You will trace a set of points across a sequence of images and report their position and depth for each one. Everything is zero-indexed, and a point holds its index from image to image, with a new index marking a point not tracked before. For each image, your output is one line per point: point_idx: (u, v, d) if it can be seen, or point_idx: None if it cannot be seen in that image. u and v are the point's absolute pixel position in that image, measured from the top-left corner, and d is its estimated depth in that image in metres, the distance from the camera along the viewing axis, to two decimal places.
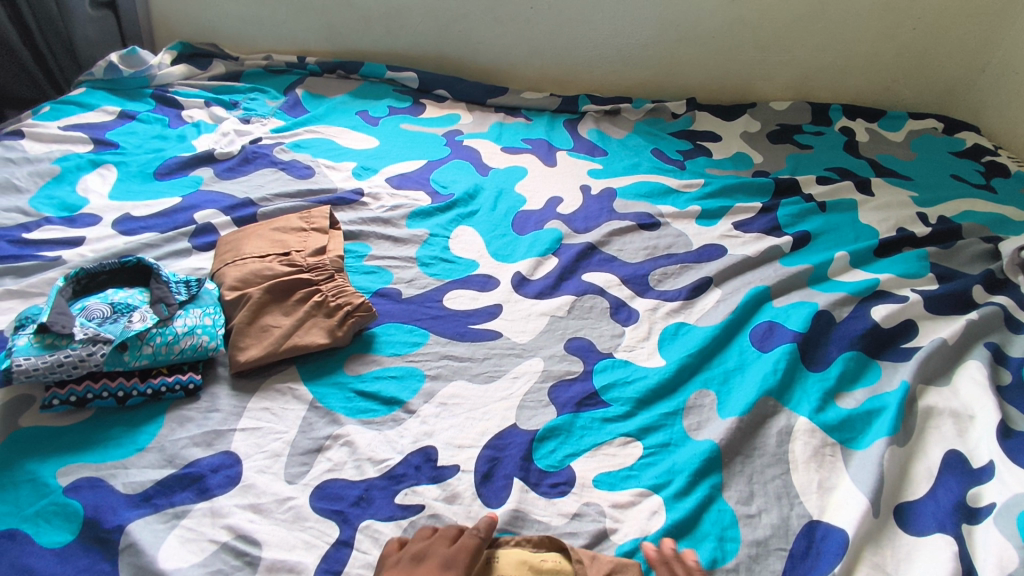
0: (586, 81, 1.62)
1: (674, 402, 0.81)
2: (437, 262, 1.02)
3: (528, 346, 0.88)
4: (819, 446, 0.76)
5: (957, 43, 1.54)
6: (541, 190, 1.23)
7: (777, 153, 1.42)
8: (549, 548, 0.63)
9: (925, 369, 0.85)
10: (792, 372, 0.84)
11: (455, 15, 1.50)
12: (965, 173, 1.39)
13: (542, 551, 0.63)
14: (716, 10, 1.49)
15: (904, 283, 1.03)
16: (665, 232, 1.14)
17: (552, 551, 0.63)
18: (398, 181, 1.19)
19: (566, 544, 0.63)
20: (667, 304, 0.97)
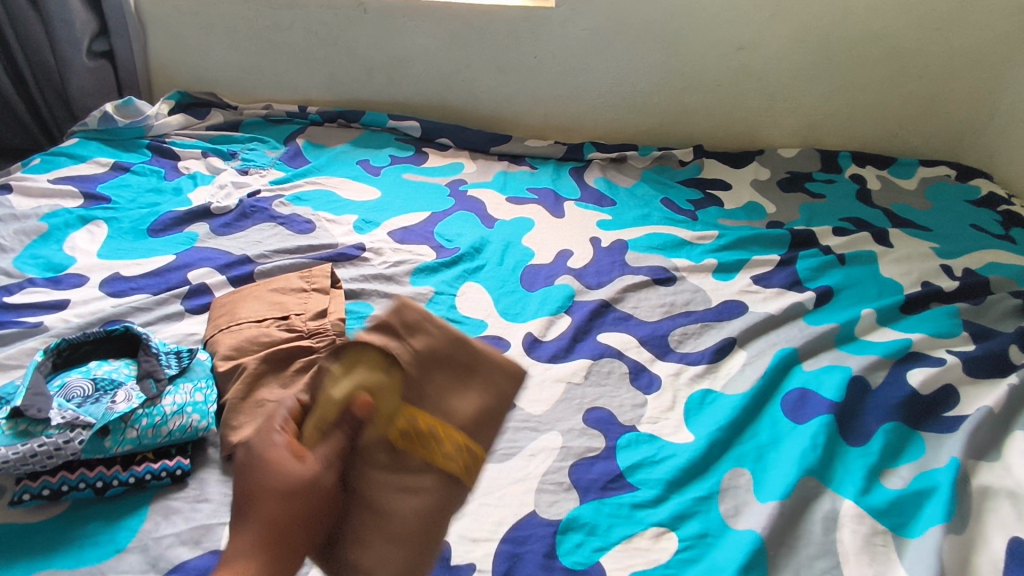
0: (590, 129, 1.59)
1: (707, 483, 0.74)
2: (444, 323, 0.96)
3: (544, 419, 0.81)
4: (869, 534, 0.69)
5: (964, 91, 1.55)
6: (550, 243, 1.18)
7: (790, 202, 1.39)
8: (374, 366, 0.61)
9: (973, 443, 0.80)
10: (831, 447, 0.78)
11: (458, 65, 1.48)
12: (984, 222, 1.36)
13: (371, 371, 0.61)
14: (720, 60, 1.49)
15: (937, 343, 0.98)
16: (681, 288, 1.09)
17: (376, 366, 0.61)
18: (401, 235, 1.15)
19: (385, 348, 0.61)
20: (689, 368, 0.91)
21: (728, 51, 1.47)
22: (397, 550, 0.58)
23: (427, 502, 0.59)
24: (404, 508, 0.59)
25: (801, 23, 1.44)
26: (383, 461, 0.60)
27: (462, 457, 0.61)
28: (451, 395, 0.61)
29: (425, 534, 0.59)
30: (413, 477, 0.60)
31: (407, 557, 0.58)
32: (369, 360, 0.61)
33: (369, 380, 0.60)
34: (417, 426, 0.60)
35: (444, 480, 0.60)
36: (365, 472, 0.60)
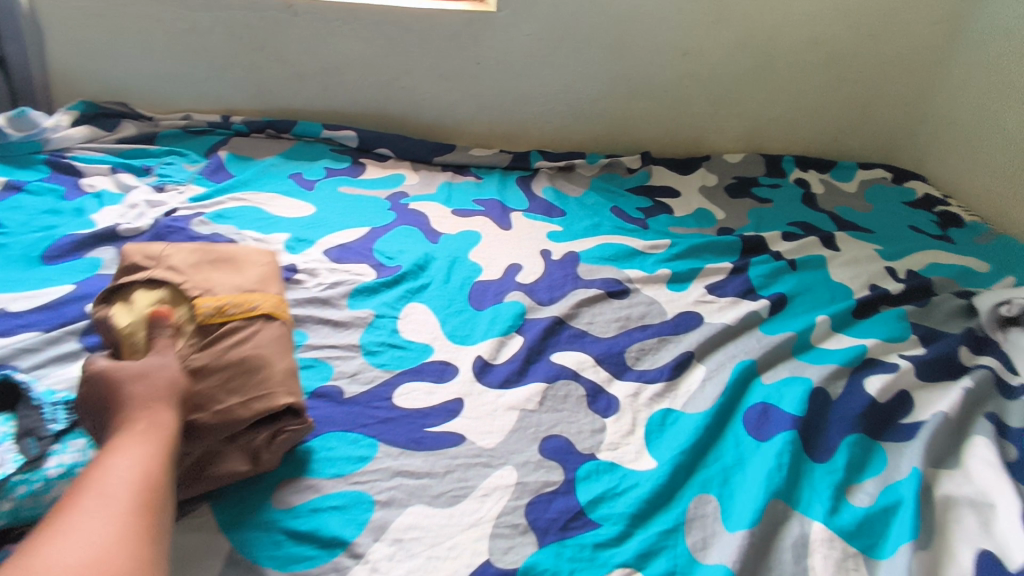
0: (537, 137, 1.54)
1: (673, 514, 0.69)
2: (385, 350, 0.87)
3: (497, 452, 0.74)
4: (841, 558, 0.66)
5: (895, 95, 1.60)
6: (499, 257, 1.12)
7: (738, 208, 1.38)
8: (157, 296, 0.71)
9: (933, 451, 0.79)
10: (797, 466, 0.75)
11: (396, 71, 1.40)
12: (922, 223, 1.39)
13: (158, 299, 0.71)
14: (666, 66, 1.47)
15: (890, 348, 0.97)
16: (636, 300, 1.05)
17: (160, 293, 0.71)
18: (338, 253, 1.04)
19: (159, 284, 0.72)
20: (648, 387, 0.87)
21: (673, 56, 1.46)
22: (269, 376, 0.68)
23: (267, 332, 0.72)
24: (247, 348, 0.69)
25: (744, 29, 1.44)
26: (203, 338, 0.68)
27: (271, 302, 0.76)
28: (234, 277, 0.78)
29: (282, 347, 0.72)
30: (241, 329, 0.70)
31: (284, 367, 0.70)
32: (145, 294, 0.71)
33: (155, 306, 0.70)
34: (208, 307, 0.71)
35: (266, 319, 0.73)
36: (192, 352, 0.67)
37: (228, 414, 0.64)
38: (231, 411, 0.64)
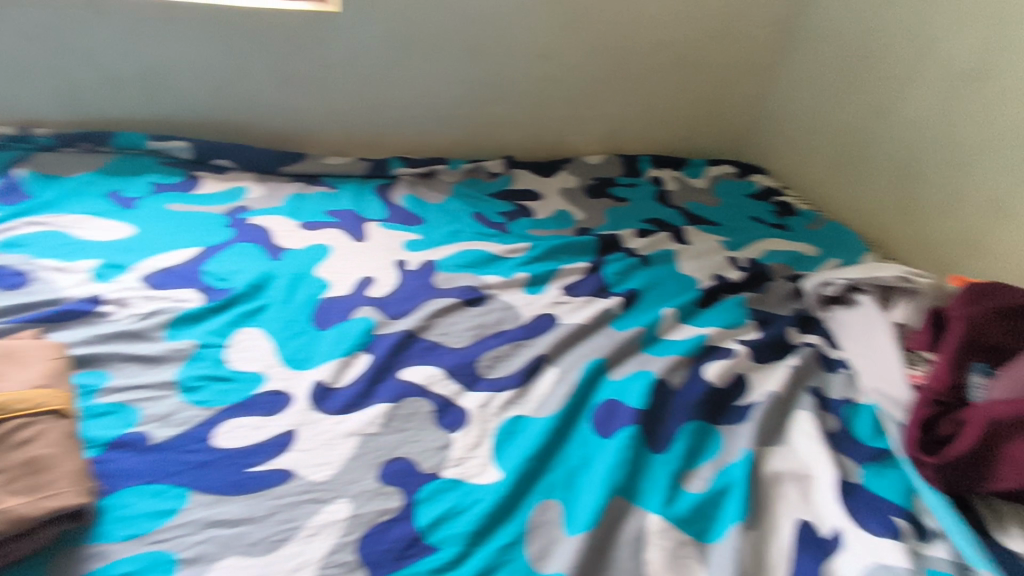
0: (396, 143, 1.49)
1: (515, 526, 0.68)
2: (208, 384, 0.78)
3: (331, 485, 0.69)
4: (674, 548, 0.68)
5: (738, 95, 1.72)
6: (349, 270, 1.05)
7: (596, 208, 1.42)
8: None
9: (762, 431, 0.83)
10: (637, 460, 0.76)
11: (233, 75, 1.29)
12: (762, 214, 1.50)
13: None
14: (522, 69, 1.48)
15: (728, 334, 1.03)
16: (492, 306, 1.03)
17: None
18: (158, 279, 0.94)
19: None
20: (500, 396, 0.85)
21: (528, 60, 1.47)
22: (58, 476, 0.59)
23: (58, 430, 0.62)
24: (33, 447, 0.59)
25: (594, 33, 1.48)
26: None
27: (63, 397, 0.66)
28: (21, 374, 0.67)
29: (74, 445, 0.62)
30: (25, 427, 0.60)
31: (76, 465, 0.60)
32: None
33: None
34: None
35: (58, 415, 0.64)
36: None
37: None
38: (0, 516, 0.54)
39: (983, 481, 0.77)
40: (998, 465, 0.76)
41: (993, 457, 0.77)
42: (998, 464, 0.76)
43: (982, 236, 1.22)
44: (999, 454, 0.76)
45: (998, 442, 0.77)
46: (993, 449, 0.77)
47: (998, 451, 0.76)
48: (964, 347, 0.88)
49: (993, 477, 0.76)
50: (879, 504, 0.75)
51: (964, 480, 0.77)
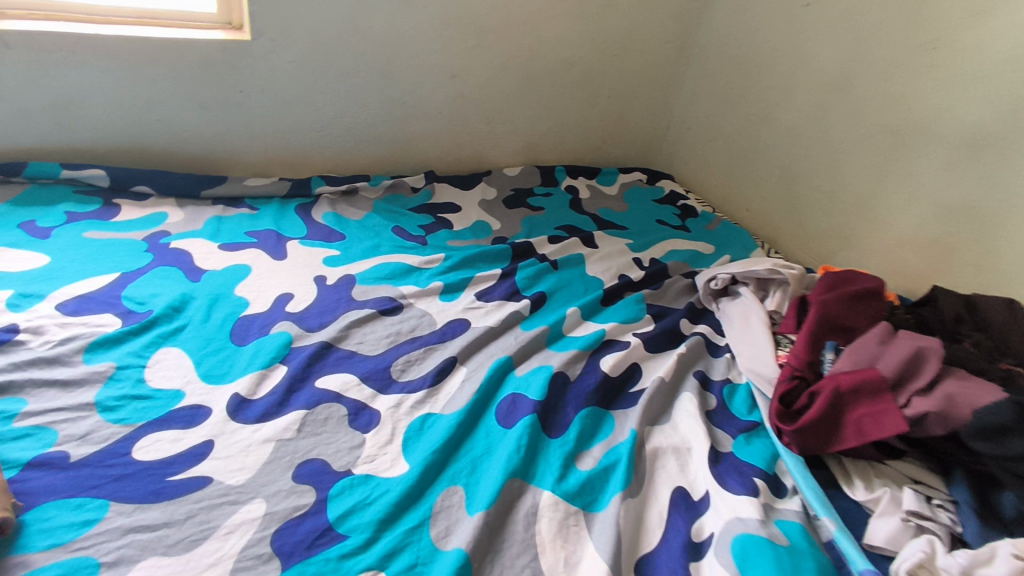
0: (319, 162, 1.55)
1: (421, 510, 0.75)
2: (126, 403, 0.82)
3: (246, 488, 0.74)
4: (564, 519, 0.76)
5: (642, 107, 1.85)
6: (269, 287, 1.10)
7: (513, 218, 1.51)
8: None
9: (649, 412, 0.94)
10: (534, 445, 0.85)
11: (148, 102, 1.32)
12: (666, 217, 1.64)
13: None
14: (436, 88, 1.56)
15: (626, 328, 1.13)
16: (408, 315, 1.10)
17: None
18: (75, 306, 0.96)
19: None
20: (411, 396, 0.92)
21: (442, 79, 1.55)
22: None
23: None
24: None
25: (502, 54, 1.58)
26: None
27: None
28: None
29: None
30: None
31: None
32: None
33: None
34: None
35: None
36: None
37: None
38: None
39: (830, 443, 0.88)
40: (843, 427, 0.87)
41: (838, 420, 0.88)
42: (842, 426, 0.87)
43: (849, 228, 1.37)
44: (843, 418, 0.88)
45: (842, 408, 0.88)
46: (837, 414, 0.88)
47: (843, 415, 0.88)
48: (819, 327, 1.01)
49: (838, 438, 0.87)
50: (744, 468, 0.86)
51: (815, 443, 0.88)
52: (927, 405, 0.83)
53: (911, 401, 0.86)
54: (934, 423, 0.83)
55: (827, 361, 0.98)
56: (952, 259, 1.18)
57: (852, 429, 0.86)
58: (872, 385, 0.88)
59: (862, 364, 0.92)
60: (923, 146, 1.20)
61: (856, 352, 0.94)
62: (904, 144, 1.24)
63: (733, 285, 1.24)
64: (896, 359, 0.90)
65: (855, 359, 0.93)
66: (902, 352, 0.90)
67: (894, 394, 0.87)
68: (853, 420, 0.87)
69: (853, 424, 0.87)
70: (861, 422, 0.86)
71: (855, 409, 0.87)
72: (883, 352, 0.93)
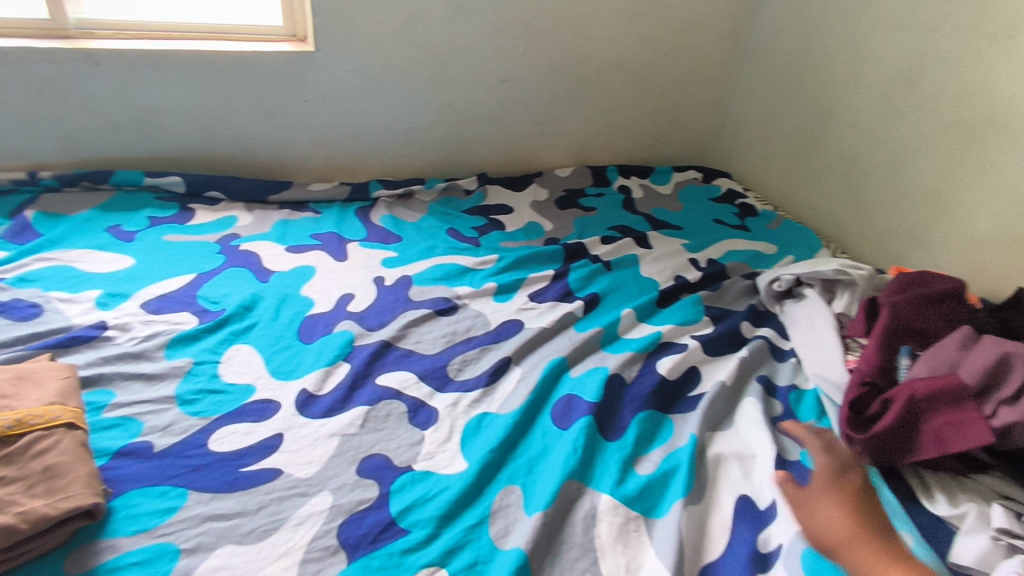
0: (376, 166, 1.59)
1: (480, 509, 0.76)
2: (203, 397, 0.87)
3: (313, 480, 0.77)
4: (623, 523, 0.76)
5: (698, 104, 1.82)
6: (331, 288, 1.14)
7: (566, 219, 1.51)
8: None
9: (709, 416, 0.92)
10: (591, 447, 0.85)
11: (219, 113, 1.39)
12: (723, 216, 1.59)
13: None
14: (489, 92, 1.57)
15: (683, 330, 1.11)
16: (463, 315, 1.12)
17: None
18: (156, 304, 1.03)
19: None
20: (467, 395, 0.93)
21: (494, 83, 1.56)
22: (72, 483, 0.66)
23: (70, 440, 0.70)
24: (49, 456, 0.68)
25: (555, 55, 1.58)
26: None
27: (72, 413, 0.74)
28: (31, 393, 0.74)
29: (83, 454, 0.70)
30: (40, 439, 0.69)
31: (87, 471, 0.68)
32: None
33: None
34: (7, 419, 0.69)
35: (70, 428, 0.72)
36: None
37: (18, 518, 0.61)
38: (24, 514, 0.62)
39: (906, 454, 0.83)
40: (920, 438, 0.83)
41: (915, 431, 0.83)
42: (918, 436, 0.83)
43: (920, 227, 1.30)
44: (920, 428, 0.83)
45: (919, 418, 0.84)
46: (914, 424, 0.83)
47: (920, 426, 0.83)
48: (890, 332, 0.97)
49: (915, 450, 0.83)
50: (812, 477, 0.83)
51: (889, 453, 0.84)
52: (1015, 414, 0.78)
53: (998, 410, 0.81)
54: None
55: (903, 367, 0.93)
56: None
57: (931, 441, 0.82)
58: (951, 394, 0.83)
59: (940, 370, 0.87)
60: (1003, 140, 1.13)
61: (933, 357, 0.89)
62: (981, 138, 1.17)
63: (797, 286, 1.19)
64: (978, 366, 0.84)
65: (931, 365, 0.88)
66: (986, 357, 0.84)
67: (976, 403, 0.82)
68: (932, 431, 0.82)
69: (930, 434, 0.82)
70: (940, 433, 0.82)
71: (935, 419, 0.83)
72: (964, 358, 0.88)
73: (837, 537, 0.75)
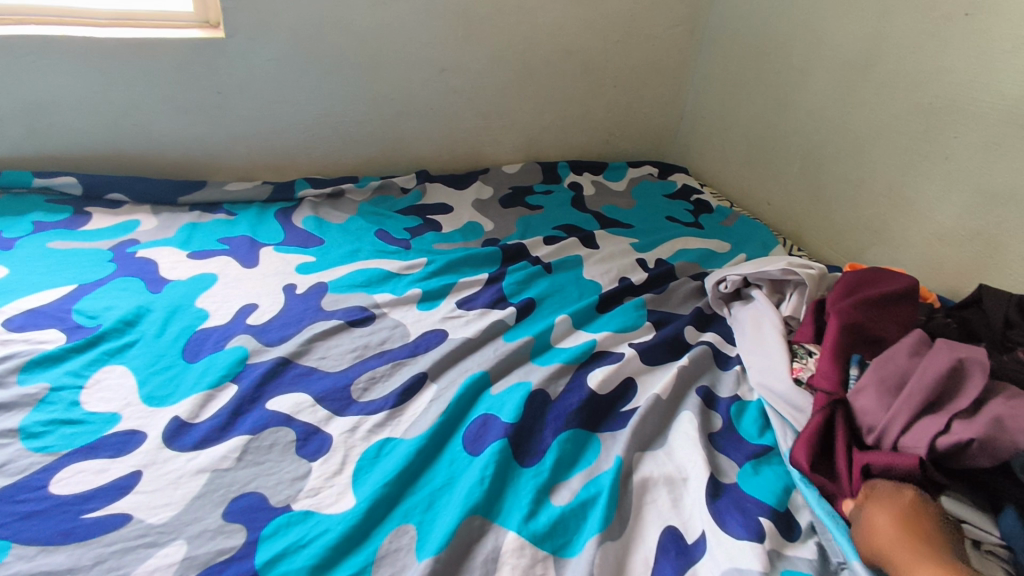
0: (306, 164, 1.47)
1: (362, 555, 0.65)
2: (55, 429, 0.75)
3: (168, 527, 0.66)
4: (529, 566, 0.66)
5: (653, 96, 1.73)
6: (233, 297, 1.02)
7: (508, 218, 1.41)
8: None
9: (639, 436, 0.82)
10: (502, 476, 0.75)
11: (122, 107, 1.27)
12: (678, 213, 1.50)
13: None
14: (426, 83, 1.47)
15: (621, 338, 1.02)
16: (379, 326, 1.01)
17: None
18: (21, 321, 0.91)
19: None
20: (370, 418, 0.82)
21: (431, 73, 1.46)
22: None
23: None
24: None
25: (496, 43, 1.48)
26: None
27: None
28: None
29: None
30: None
31: None
32: None
33: None
34: None
35: None
36: None
37: None
38: None
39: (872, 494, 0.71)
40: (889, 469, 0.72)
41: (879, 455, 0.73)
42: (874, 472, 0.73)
43: (880, 221, 1.22)
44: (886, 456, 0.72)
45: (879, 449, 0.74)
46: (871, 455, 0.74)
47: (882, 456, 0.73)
48: (843, 338, 0.89)
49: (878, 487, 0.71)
50: (748, 505, 0.73)
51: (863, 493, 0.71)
52: (970, 431, 0.70)
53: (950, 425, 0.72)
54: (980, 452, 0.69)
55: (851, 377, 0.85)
56: (998, 253, 1.03)
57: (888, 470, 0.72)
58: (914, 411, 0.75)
59: (891, 379, 0.80)
60: (961, 126, 1.05)
61: (882, 366, 0.82)
62: (940, 124, 1.08)
63: (745, 288, 1.10)
64: (931, 375, 0.76)
65: (882, 375, 0.81)
66: (939, 365, 0.77)
67: (929, 417, 0.74)
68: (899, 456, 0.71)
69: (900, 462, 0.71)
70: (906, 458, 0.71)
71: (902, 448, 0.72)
72: (915, 365, 0.81)
73: (880, 537, 0.65)
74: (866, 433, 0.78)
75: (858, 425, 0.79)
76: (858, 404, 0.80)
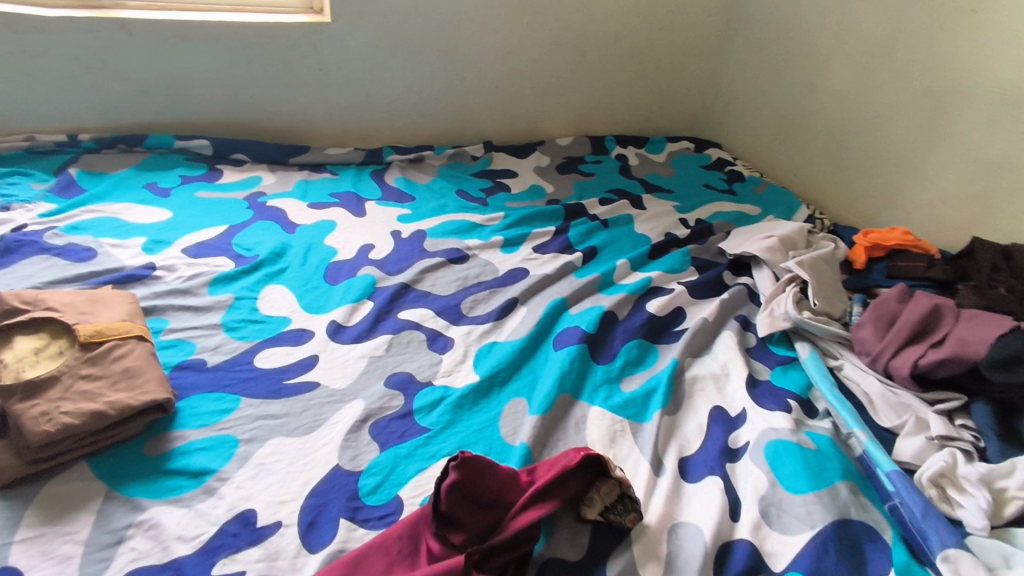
0: (388, 134, 1.69)
1: (489, 413, 0.88)
2: (245, 324, 0.99)
3: (348, 391, 0.89)
4: (611, 426, 0.88)
5: (690, 77, 1.92)
6: (352, 239, 1.25)
7: (566, 182, 1.62)
8: (60, 337, 0.81)
9: (691, 345, 1.04)
10: (583, 368, 0.97)
11: (242, 80, 1.48)
12: (714, 181, 1.71)
13: (55, 339, 0.81)
14: (494, 64, 1.67)
15: (671, 277, 1.23)
16: (472, 263, 1.23)
17: (63, 338, 0.81)
18: (195, 250, 1.14)
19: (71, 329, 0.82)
20: (478, 327, 1.05)
21: (499, 55, 1.66)
22: (146, 380, 0.78)
23: (142, 350, 0.82)
24: (126, 360, 0.80)
25: (555, 29, 1.67)
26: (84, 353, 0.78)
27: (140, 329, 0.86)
28: (104, 313, 0.86)
29: (154, 361, 0.82)
30: (118, 346, 0.80)
31: (158, 373, 0.80)
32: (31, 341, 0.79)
33: (44, 345, 0.79)
34: (89, 329, 0.80)
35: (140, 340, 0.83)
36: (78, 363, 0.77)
37: (107, 406, 0.73)
38: (112, 403, 0.74)
39: None
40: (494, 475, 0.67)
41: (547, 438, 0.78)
42: None
43: (893, 187, 1.42)
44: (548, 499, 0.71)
45: None
46: None
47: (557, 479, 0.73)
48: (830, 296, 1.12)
49: None
50: (778, 391, 0.96)
51: None
52: (941, 354, 0.92)
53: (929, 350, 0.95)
54: (953, 368, 0.91)
55: (855, 314, 1.11)
56: (992, 212, 1.22)
57: None
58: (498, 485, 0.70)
59: (885, 317, 1.03)
60: (966, 106, 1.24)
61: (877, 307, 1.04)
62: (948, 103, 1.27)
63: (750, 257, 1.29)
64: (915, 313, 0.99)
65: (878, 313, 1.03)
66: (921, 307, 0.99)
67: (914, 346, 0.97)
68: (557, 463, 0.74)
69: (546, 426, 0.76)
70: None
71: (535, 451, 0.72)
72: (904, 309, 1.03)
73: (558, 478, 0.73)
74: (865, 358, 1.01)
75: (860, 352, 1.01)
76: (859, 335, 1.03)
